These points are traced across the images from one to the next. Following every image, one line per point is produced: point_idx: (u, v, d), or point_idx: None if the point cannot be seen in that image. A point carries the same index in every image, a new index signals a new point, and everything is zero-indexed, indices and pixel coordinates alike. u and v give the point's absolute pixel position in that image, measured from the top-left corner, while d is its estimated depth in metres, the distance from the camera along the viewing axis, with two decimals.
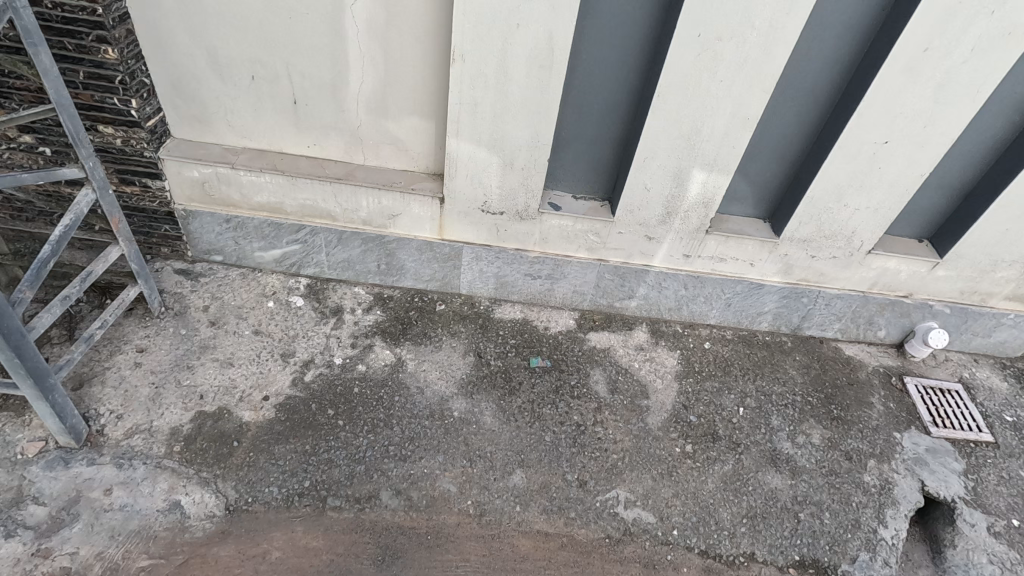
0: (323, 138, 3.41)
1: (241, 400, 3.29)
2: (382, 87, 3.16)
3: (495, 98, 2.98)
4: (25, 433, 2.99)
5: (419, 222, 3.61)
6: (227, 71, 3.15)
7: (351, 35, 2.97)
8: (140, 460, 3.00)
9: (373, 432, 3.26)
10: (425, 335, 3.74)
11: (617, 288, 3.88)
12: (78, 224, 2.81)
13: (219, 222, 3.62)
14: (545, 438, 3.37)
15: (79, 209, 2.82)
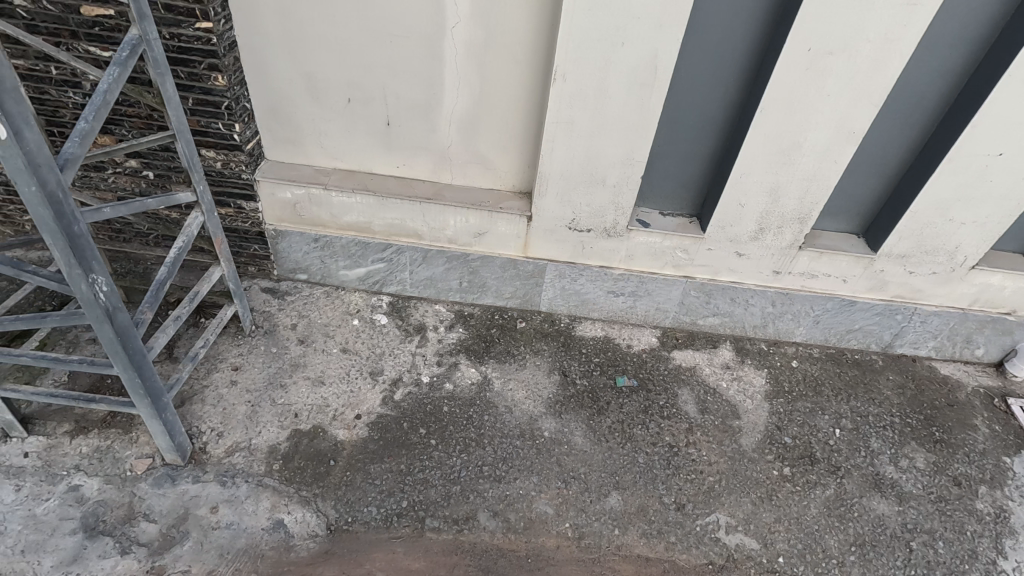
0: (412, 159, 3.44)
1: (335, 419, 3.31)
2: (476, 108, 3.17)
3: (593, 116, 2.95)
4: (133, 450, 3.05)
5: (504, 240, 3.59)
6: (323, 95, 3.19)
7: (450, 57, 2.99)
8: (242, 478, 3.03)
9: (466, 451, 3.24)
10: (509, 353, 3.72)
11: (701, 305, 3.80)
12: (189, 247, 2.87)
13: (307, 241, 3.67)
14: (638, 459, 3.30)
15: (190, 232, 2.89)
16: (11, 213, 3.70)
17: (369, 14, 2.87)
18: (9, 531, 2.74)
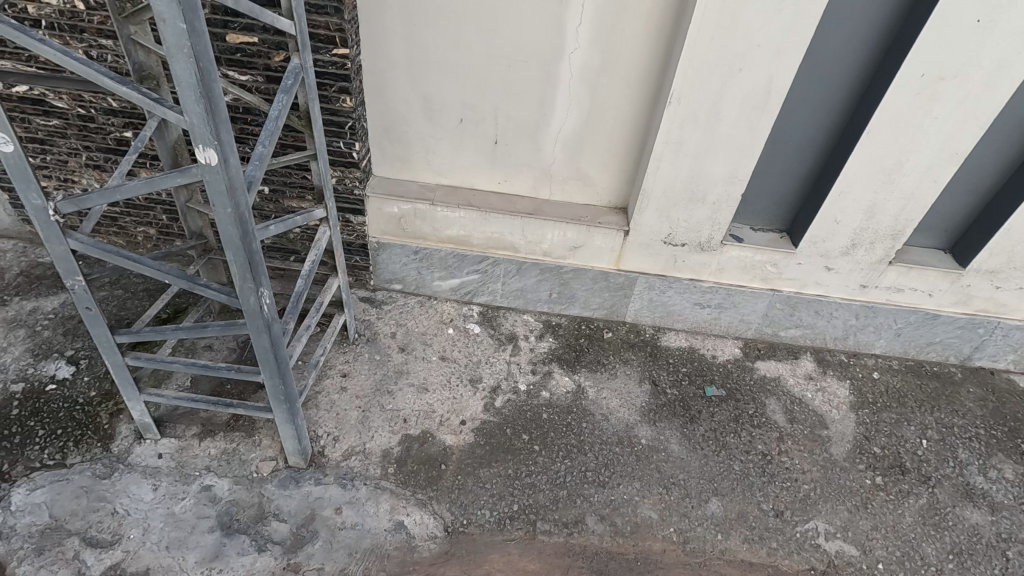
0: (514, 175, 3.59)
1: (441, 424, 3.44)
2: (583, 128, 3.32)
3: (702, 137, 3.09)
4: (258, 452, 3.21)
5: (599, 254, 3.73)
6: (437, 115, 3.35)
7: (565, 80, 3.14)
8: (361, 481, 3.17)
9: (570, 457, 3.37)
10: (599, 362, 3.85)
11: (785, 317, 3.91)
12: (319, 259, 3.03)
13: (407, 253, 3.83)
14: (734, 467, 3.41)
15: (319, 245, 3.05)
16: (126, 225, 3.91)
17: (493, 40, 3.03)
18: (152, 528, 2.89)
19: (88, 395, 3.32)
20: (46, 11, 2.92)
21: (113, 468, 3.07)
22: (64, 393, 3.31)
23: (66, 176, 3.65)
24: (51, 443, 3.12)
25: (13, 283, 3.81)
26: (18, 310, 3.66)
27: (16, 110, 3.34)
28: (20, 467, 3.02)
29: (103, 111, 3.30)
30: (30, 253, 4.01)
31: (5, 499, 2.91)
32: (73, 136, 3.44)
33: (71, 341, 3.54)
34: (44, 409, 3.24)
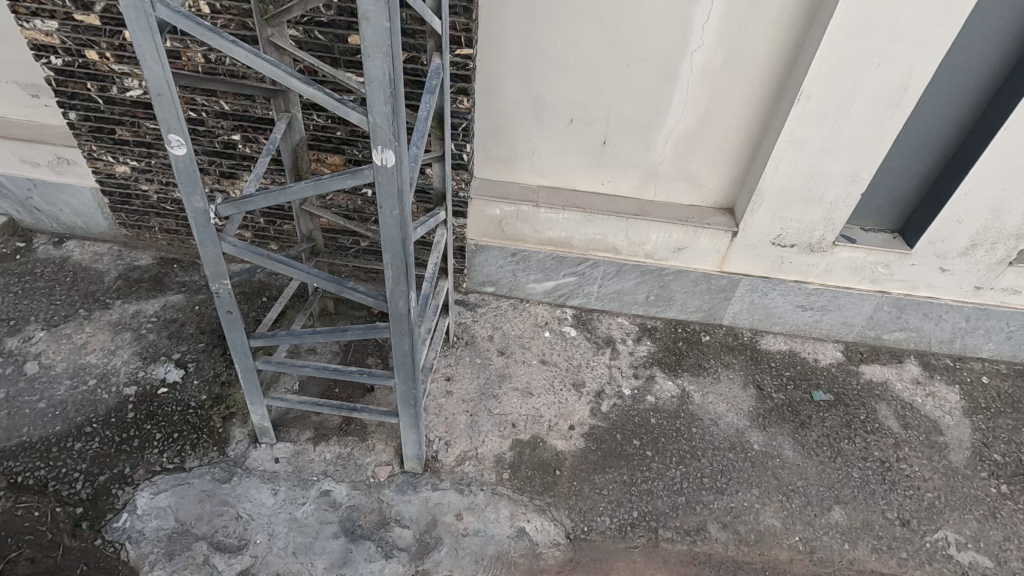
0: (619, 176, 3.52)
1: (551, 429, 3.39)
2: (697, 127, 3.25)
3: (828, 135, 3.00)
4: (373, 457, 3.17)
5: (703, 255, 3.65)
6: (546, 115, 3.30)
7: (683, 79, 3.08)
8: (478, 486, 3.12)
9: (684, 463, 3.30)
10: (701, 366, 3.78)
11: (891, 320, 3.81)
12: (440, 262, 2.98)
13: (504, 255, 3.79)
14: (852, 473, 3.32)
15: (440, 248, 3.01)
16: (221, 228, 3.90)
17: (614, 39, 2.98)
18: (277, 533, 2.87)
19: (200, 398, 3.30)
20: None
21: (232, 472, 3.05)
22: (176, 396, 3.30)
23: (169, 180, 3.65)
24: (169, 447, 3.11)
25: (112, 286, 3.81)
26: (121, 314, 3.67)
27: (128, 114, 3.34)
28: (142, 470, 3.02)
29: (214, 114, 3.28)
30: (126, 256, 4.01)
31: (131, 504, 2.91)
32: None
33: (176, 344, 3.53)
34: (159, 413, 3.23)
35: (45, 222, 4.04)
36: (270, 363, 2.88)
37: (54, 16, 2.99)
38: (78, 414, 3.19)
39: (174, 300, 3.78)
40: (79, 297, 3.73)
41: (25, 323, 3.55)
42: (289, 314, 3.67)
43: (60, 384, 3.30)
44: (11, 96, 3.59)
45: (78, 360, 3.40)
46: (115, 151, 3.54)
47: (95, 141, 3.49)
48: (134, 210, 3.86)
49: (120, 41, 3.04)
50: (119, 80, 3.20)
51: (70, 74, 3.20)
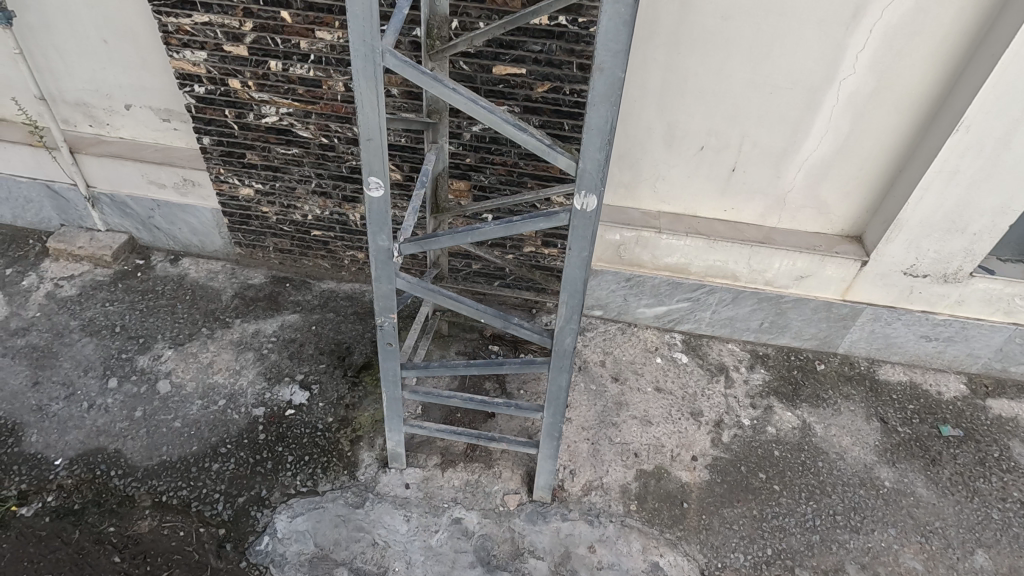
0: (744, 203, 3.47)
1: (674, 460, 3.34)
2: (834, 155, 3.19)
3: (982, 165, 2.92)
4: (501, 485, 3.16)
5: (826, 283, 3.57)
6: (677, 142, 3.27)
7: (827, 107, 3.03)
8: (607, 518, 3.08)
9: (814, 499, 3.20)
10: (820, 397, 3.67)
11: (1021, 352, 3.68)
12: None
13: (619, 280, 3.76)
14: (993, 515, 3.16)
15: None
16: (335, 248, 3.96)
17: (760, 68, 2.95)
18: (414, 561, 2.85)
19: (326, 420, 3.34)
20: (318, 46, 2.98)
21: (365, 497, 3.07)
22: (303, 418, 3.34)
23: (290, 203, 3.72)
24: (301, 470, 3.15)
25: (231, 305, 3.90)
26: (242, 333, 3.74)
27: (260, 139, 3.42)
28: (278, 493, 3.06)
29: (346, 140, 3.34)
30: (239, 275, 4.10)
31: (270, 526, 2.94)
32: (308, 164, 3.50)
33: (298, 365, 3.59)
34: (289, 435, 3.27)
35: (163, 240, 4.16)
36: (413, 392, 2.92)
37: (203, 47, 3.09)
38: (212, 434, 3.26)
39: (291, 320, 3.84)
40: (200, 315, 3.82)
41: (154, 341, 3.65)
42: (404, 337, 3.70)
43: (192, 403, 3.38)
44: (145, 120, 3.74)
45: (207, 380, 3.48)
46: (242, 174, 3.62)
47: (224, 164, 3.59)
48: (252, 230, 3.94)
49: (264, 71, 3.12)
50: (257, 107, 3.28)
51: (211, 102, 3.30)
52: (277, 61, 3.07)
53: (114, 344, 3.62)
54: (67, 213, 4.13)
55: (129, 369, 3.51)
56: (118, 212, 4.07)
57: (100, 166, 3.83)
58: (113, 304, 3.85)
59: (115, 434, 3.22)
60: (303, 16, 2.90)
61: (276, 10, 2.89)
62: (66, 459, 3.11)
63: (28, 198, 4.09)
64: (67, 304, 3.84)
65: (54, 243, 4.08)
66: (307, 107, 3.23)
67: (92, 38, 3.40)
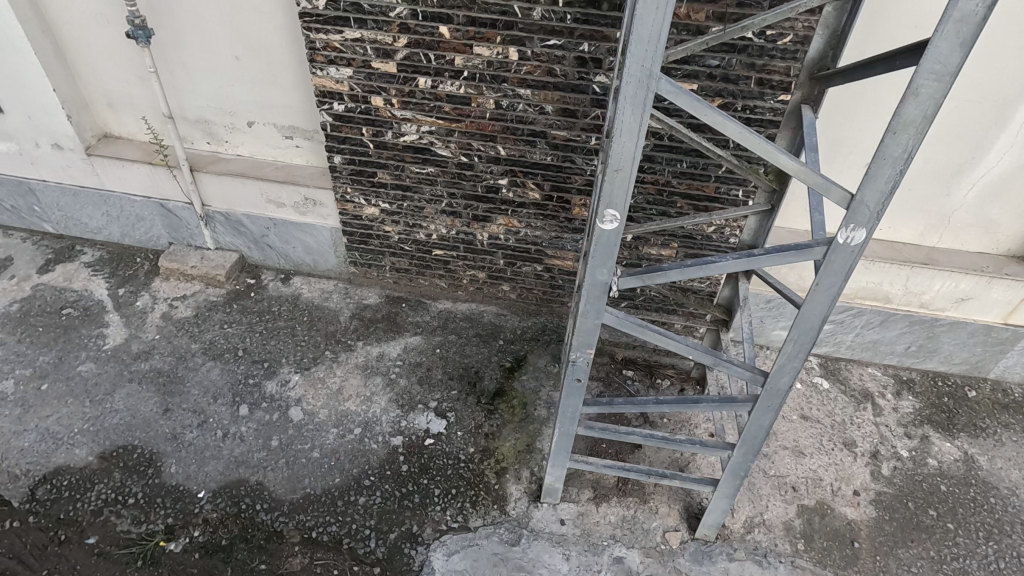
0: (903, 222, 3.28)
1: (835, 495, 3.15)
2: (1014, 172, 2.99)
3: None
4: (659, 522, 3.00)
5: (989, 307, 3.37)
6: (840, 159, 3.09)
7: (1016, 122, 2.83)
8: (776, 558, 2.90)
9: (993, 539, 2.99)
10: (978, 426, 3.46)
11: None
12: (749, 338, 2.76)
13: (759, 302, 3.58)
14: None
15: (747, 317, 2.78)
16: (455, 268, 3.83)
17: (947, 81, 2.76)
18: None
19: (468, 451, 3.21)
20: (474, 62, 2.83)
21: (520, 534, 2.92)
22: (444, 448, 3.21)
23: (416, 221, 3.60)
24: (450, 504, 3.02)
25: (351, 326, 3.79)
26: (367, 356, 3.63)
27: (396, 158, 3.29)
28: (430, 529, 2.93)
29: (487, 158, 3.20)
30: (353, 295, 4.00)
31: (427, 565, 2.80)
32: (442, 183, 3.37)
33: (430, 391, 3.45)
34: (432, 466, 3.15)
35: (274, 258, 4.07)
36: (585, 427, 2.75)
37: (349, 64, 2.96)
38: (353, 465, 3.14)
39: (414, 343, 3.72)
40: (321, 338, 3.72)
41: (279, 365, 3.55)
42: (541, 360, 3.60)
43: (328, 432, 3.26)
44: (267, 137, 3.63)
45: (339, 407, 3.37)
46: (370, 193, 3.50)
47: (352, 183, 3.48)
48: (371, 249, 3.83)
49: (411, 88, 2.99)
50: (397, 125, 3.16)
51: (348, 120, 3.18)
52: (426, 78, 2.93)
53: (240, 369, 3.51)
54: (177, 231, 4.04)
55: (258, 395, 3.40)
56: (231, 231, 3.97)
57: (219, 185, 3.73)
58: (232, 326, 3.75)
59: (254, 464, 3.11)
60: (463, 32, 2.75)
61: (435, 25, 2.75)
62: (208, 492, 3.01)
63: (140, 216, 4.01)
64: (185, 326, 3.74)
65: (166, 263, 3.99)
66: (451, 125, 3.09)
67: (223, 55, 3.29)
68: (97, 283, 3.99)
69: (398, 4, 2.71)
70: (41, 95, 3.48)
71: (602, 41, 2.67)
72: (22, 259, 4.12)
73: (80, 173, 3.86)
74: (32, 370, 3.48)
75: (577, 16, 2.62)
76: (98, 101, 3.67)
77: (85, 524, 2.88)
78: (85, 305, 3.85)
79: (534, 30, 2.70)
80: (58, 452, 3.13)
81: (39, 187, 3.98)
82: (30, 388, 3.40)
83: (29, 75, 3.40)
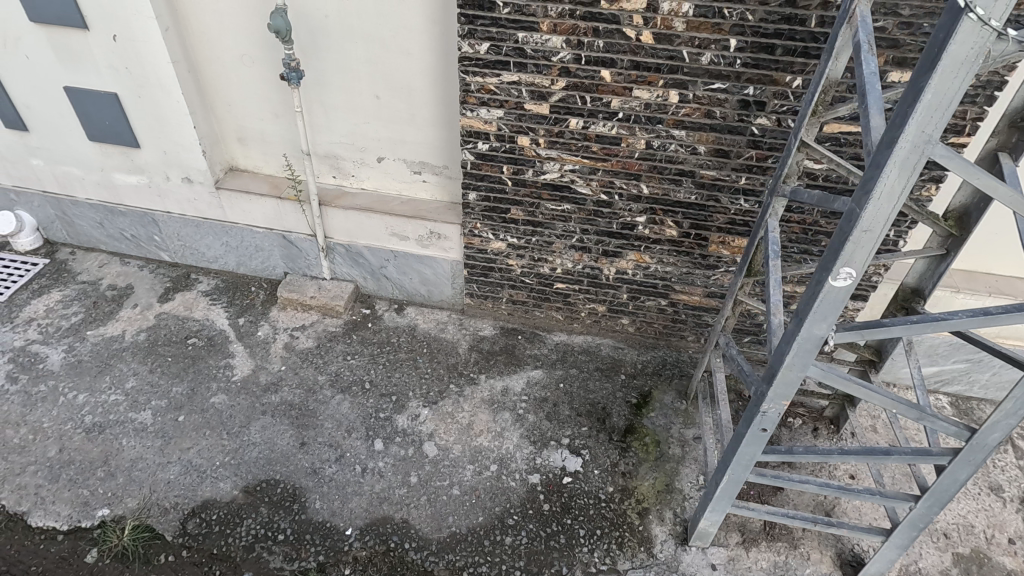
0: None
1: (990, 542, 3.04)
2: None
3: None
4: (812, 568, 2.91)
5: None
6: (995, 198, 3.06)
7: None
8: None
9: None
10: None
11: None
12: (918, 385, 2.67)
13: None
14: None
15: (914, 363, 2.71)
16: (575, 302, 3.83)
17: None
18: None
19: (608, 490, 3.17)
20: (632, 104, 2.86)
21: None
22: (584, 487, 3.18)
23: (542, 256, 3.62)
24: (597, 545, 2.97)
25: (471, 359, 3.80)
26: (492, 390, 3.63)
27: (534, 195, 3.31)
28: (580, 572, 2.87)
29: (627, 197, 3.22)
30: (469, 326, 4.02)
31: None
32: (576, 220, 3.38)
33: (561, 428, 3.45)
34: (574, 506, 3.11)
35: (388, 289, 4.11)
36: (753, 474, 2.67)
37: (502, 105, 3.00)
38: (494, 503, 3.12)
39: (536, 377, 3.71)
40: (444, 370, 3.73)
41: (407, 399, 3.56)
42: (675, 397, 3.60)
43: (465, 469, 3.26)
44: (396, 174, 3.69)
45: (473, 443, 3.37)
46: (500, 229, 3.53)
47: (483, 219, 3.51)
48: (490, 282, 3.85)
49: (561, 129, 3.02)
50: (539, 164, 3.19)
51: (491, 158, 3.22)
52: (579, 119, 2.96)
53: (369, 403, 3.53)
54: (295, 261, 4.11)
55: (391, 430, 3.41)
56: (348, 262, 4.03)
57: (345, 219, 3.78)
58: (355, 358, 3.79)
59: (397, 501, 3.11)
60: (625, 75, 2.78)
61: (598, 69, 2.78)
62: (355, 529, 3.00)
63: (259, 246, 4.08)
64: (309, 358, 3.78)
65: (285, 293, 4.05)
66: (596, 163, 3.12)
67: (364, 94, 3.35)
68: (217, 312, 4.06)
69: (563, 49, 2.75)
70: (181, 132, 3.57)
71: (770, 85, 2.68)
72: (142, 287, 4.22)
73: (205, 205, 3.95)
74: (167, 400, 3.53)
75: (747, 61, 2.63)
76: (230, 137, 3.76)
77: (238, 560, 2.89)
78: (209, 335, 3.91)
79: (699, 75, 2.71)
80: (203, 485, 3.16)
81: (163, 218, 4.08)
82: (168, 419, 3.45)
83: (172, 114, 3.49)
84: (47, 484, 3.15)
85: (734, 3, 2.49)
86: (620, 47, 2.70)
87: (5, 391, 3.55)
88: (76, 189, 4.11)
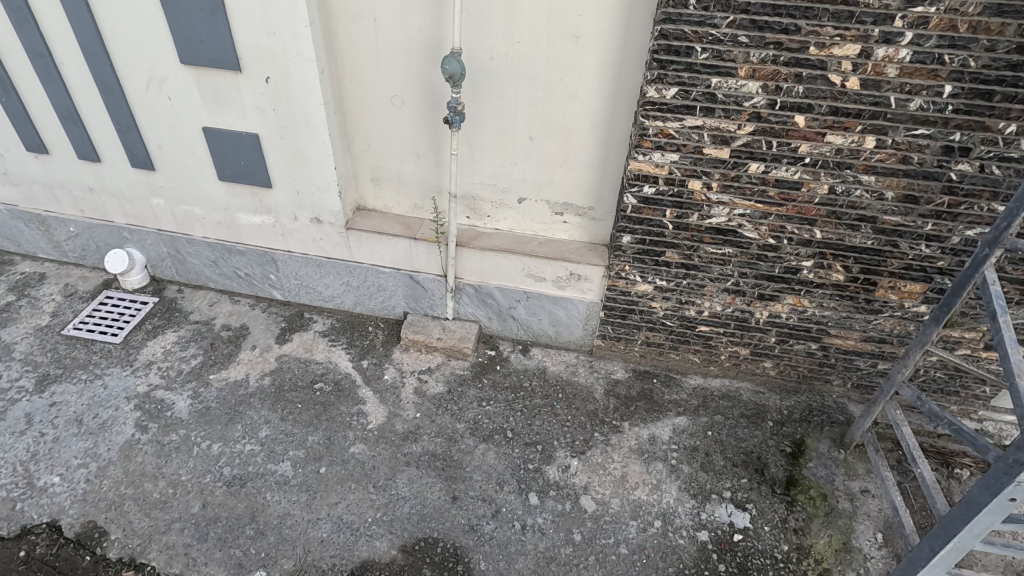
0: None
1: None
2: None
3: None
4: None
5: None
6: None
7: None
8: None
9: None
10: None
11: None
12: None
13: None
14: None
15: None
16: (716, 344, 3.70)
17: None
18: None
19: (783, 549, 3.00)
20: (822, 149, 2.75)
21: None
22: (757, 545, 3.01)
23: (690, 298, 3.50)
24: None
25: (610, 405, 3.67)
26: (639, 439, 3.49)
27: (695, 238, 3.20)
28: None
29: (796, 241, 3.10)
30: (600, 369, 3.90)
31: None
32: (734, 264, 3.27)
33: (719, 480, 3.29)
34: (752, 566, 2.94)
35: (513, 329, 4.01)
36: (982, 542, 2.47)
37: (679, 149, 2.90)
38: (667, 563, 2.94)
39: (682, 424, 3.57)
40: (586, 417, 3.60)
41: (553, 449, 3.43)
42: (830, 446, 3.46)
43: (628, 526, 3.09)
44: (536, 213, 3.59)
45: (631, 496, 3.22)
46: (649, 272, 3.42)
47: (633, 262, 3.39)
48: (628, 324, 3.73)
49: (737, 173, 2.91)
50: (707, 209, 3.08)
51: (655, 202, 3.11)
52: (760, 164, 2.86)
53: (516, 454, 3.40)
54: (418, 300, 4.01)
55: (544, 483, 3.27)
56: (476, 302, 3.93)
57: (480, 260, 3.68)
58: (491, 404, 3.65)
59: (565, 562, 2.93)
60: (821, 121, 2.67)
61: (792, 114, 2.67)
62: None
63: (382, 286, 3.98)
64: (442, 403, 3.66)
65: (411, 334, 3.95)
66: (769, 208, 3.01)
67: (518, 135, 3.26)
68: (339, 354, 3.95)
69: (757, 94, 2.65)
70: (320, 172, 3.47)
71: (979, 131, 2.56)
72: (258, 328, 4.11)
73: (331, 245, 3.85)
74: (305, 450, 3.39)
75: (959, 107, 2.52)
76: (364, 176, 3.67)
77: None
78: (335, 379, 3.79)
79: (902, 120, 2.60)
80: (358, 544, 2.98)
81: (283, 257, 3.98)
82: (309, 471, 3.30)
83: (314, 155, 3.40)
84: (196, 544, 2.96)
85: (958, 49, 2.38)
86: (820, 93, 2.60)
87: (137, 441, 3.40)
88: (194, 228, 4.02)
